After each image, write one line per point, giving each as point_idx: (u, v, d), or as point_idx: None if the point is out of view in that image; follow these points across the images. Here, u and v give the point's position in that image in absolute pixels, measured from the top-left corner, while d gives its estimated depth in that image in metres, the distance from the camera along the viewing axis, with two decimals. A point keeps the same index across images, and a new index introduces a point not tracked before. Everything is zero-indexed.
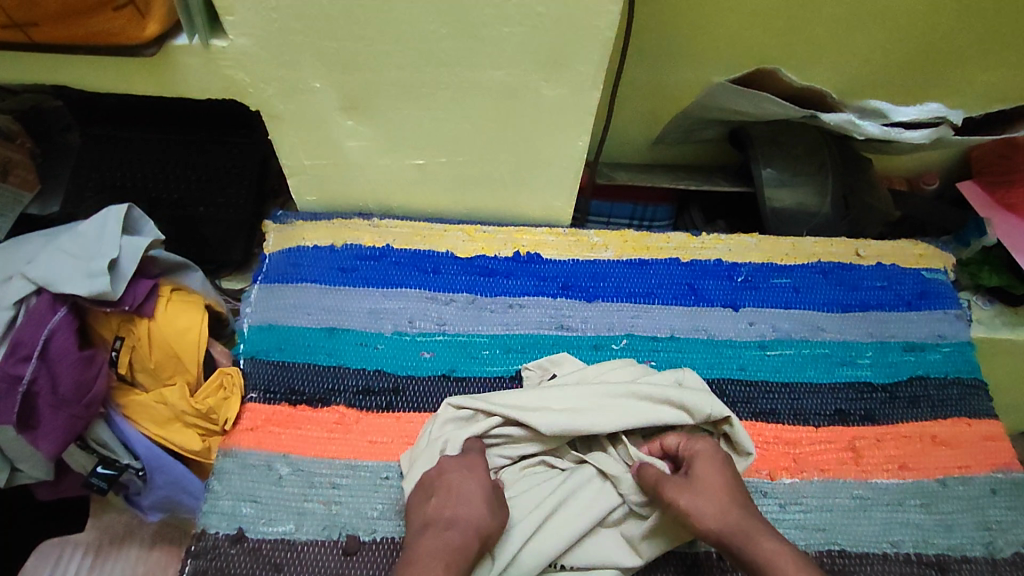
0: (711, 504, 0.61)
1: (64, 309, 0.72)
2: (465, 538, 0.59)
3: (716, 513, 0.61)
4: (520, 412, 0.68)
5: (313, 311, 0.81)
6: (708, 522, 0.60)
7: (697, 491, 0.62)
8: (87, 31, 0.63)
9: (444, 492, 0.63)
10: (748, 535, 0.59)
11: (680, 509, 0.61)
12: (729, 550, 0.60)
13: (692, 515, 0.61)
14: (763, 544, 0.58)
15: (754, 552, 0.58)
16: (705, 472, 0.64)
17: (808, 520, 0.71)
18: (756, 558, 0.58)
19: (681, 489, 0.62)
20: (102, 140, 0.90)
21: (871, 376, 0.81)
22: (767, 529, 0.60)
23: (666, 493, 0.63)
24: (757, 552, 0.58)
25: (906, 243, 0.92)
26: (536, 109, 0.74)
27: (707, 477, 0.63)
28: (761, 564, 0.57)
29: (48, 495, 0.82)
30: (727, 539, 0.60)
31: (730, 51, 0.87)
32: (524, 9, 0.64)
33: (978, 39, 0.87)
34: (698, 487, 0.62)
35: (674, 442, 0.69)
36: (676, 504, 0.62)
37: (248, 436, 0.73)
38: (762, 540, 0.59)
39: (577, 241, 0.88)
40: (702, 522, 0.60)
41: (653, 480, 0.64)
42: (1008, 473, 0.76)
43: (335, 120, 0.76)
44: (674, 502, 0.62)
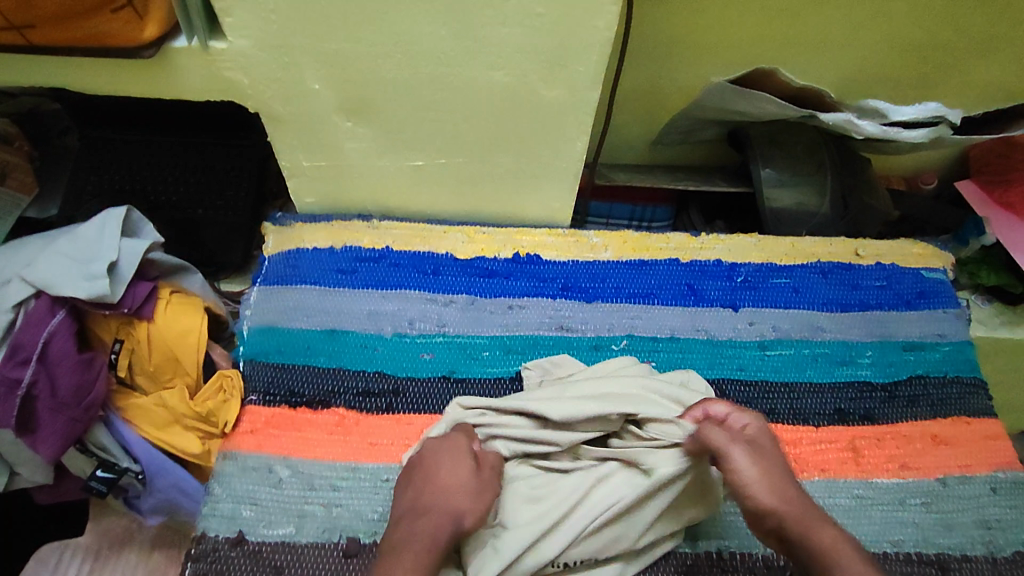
0: (774, 484, 0.60)
1: (64, 312, 0.71)
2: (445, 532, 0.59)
3: (779, 493, 0.59)
4: (536, 404, 0.68)
5: (313, 313, 0.81)
6: (770, 499, 0.59)
7: (764, 469, 0.60)
8: (85, 32, 0.63)
9: (422, 482, 0.63)
10: (809, 524, 0.57)
11: (743, 479, 0.60)
12: (783, 536, 0.58)
13: (753, 489, 0.59)
14: (824, 535, 0.57)
15: (813, 541, 0.56)
16: (771, 452, 0.62)
17: None
18: (814, 549, 0.56)
19: (749, 460, 0.60)
20: (101, 142, 0.90)
21: (870, 375, 0.81)
22: (828, 522, 0.58)
23: (736, 458, 0.60)
24: (818, 544, 0.56)
25: (905, 242, 0.93)
26: (535, 109, 0.74)
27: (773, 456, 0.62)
28: (821, 555, 0.56)
29: (47, 498, 0.82)
30: (785, 523, 0.58)
31: (729, 51, 0.87)
32: (523, 10, 0.64)
33: (975, 39, 0.87)
34: (764, 464, 0.61)
35: (722, 410, 0.66)
36: (740, 473, 0.60)
37: (248, 439, 0.73)
38: (823, 531, 0.57)
39: (576, 241, 0.88)
40: (764, 497, 0.59)
41: (722, 441, 0.61)
42: (1008, 472, 0.76)
43: (334, 121, 0.76)
44: (738, 474, 0.60)
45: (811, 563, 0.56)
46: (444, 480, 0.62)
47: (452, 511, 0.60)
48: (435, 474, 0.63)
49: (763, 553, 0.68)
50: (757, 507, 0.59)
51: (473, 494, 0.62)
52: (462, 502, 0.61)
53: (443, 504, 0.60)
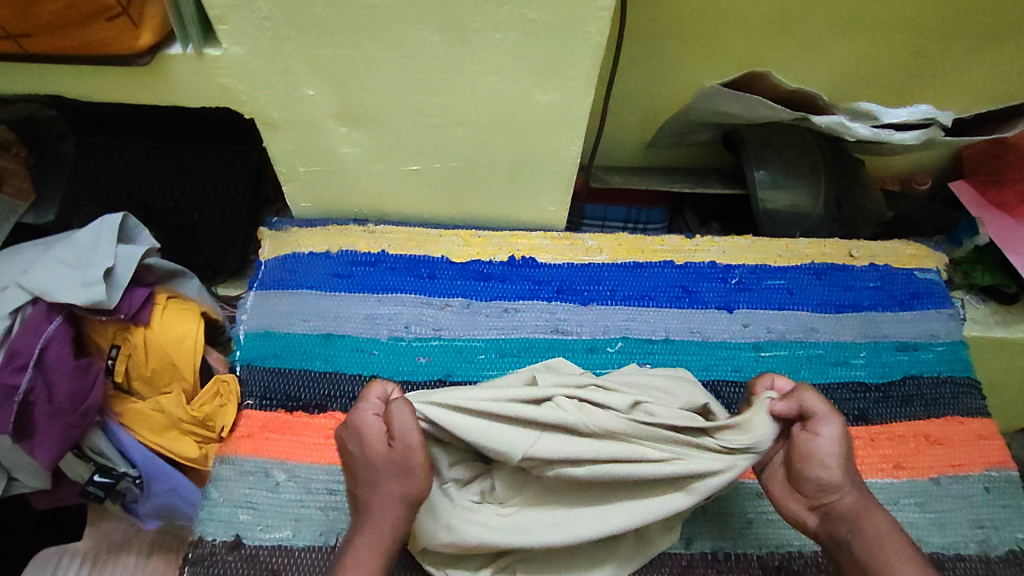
0: (850, 462, 0.59)
1: (60, 318, 0.72)
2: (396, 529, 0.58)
3: (850, 472, 0.59)
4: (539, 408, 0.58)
5: (310, 317, 0.81)
6: (840, 476, 0.58)
7: (846, 446, 0.59)
8: (80, 41, 0.63)
9: (356, 471, 0.60)
10: (865, 510, 0.59)
11: (827, 451, 0.58)
12: (836, 512, 0.59)
13: (831, 465, 0.58)
14: (874, 525, 0.58)
15: (864, 530, 0.58)
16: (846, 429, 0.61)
17: None
18: (862, 535, 0.58)
19: (837, 435, 0.58)
20: (98, 148, 0.91)
21: (864, 376, 0.81)
22: (877, 507, 0.60)
23: (828, 432, 0.58)
24: (868, 530, 0.58)
25: (898, 243, 0.93)
26: (529, 115, 0.75)
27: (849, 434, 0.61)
28: (868, 540, 0.58)
29: (45, 503, 0.82)
30: (842, 501, 0.58)
31: (722, 54, 0.88)
32: (516, 15, 0.64)
33: (965, 42, 0.88)
34: (848, 444, 0.59)
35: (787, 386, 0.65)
36: (825, 447, 0.58)
37: (244, 443, 0.73)
38: (875, 518, 0.58)
39: (571, 244, 0.88)
40: (838, 472, 0.58)
41: (823, 412, 0.59)
42: (1001, 471, 0.77)
43: (330, 127, 0.76)
44: (820, 446, 0.58)
45: (859, 544, 0.58)
46: (366, 469, 0.58)
47: (387, 498, 0.57)
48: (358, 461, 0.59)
49: (758, 553, 0.69)
50: (828, 480, 0.58)
51: (396, 477, 0.57)
52: (392, 487, 0.57)
53: (377, 492, 0.58)
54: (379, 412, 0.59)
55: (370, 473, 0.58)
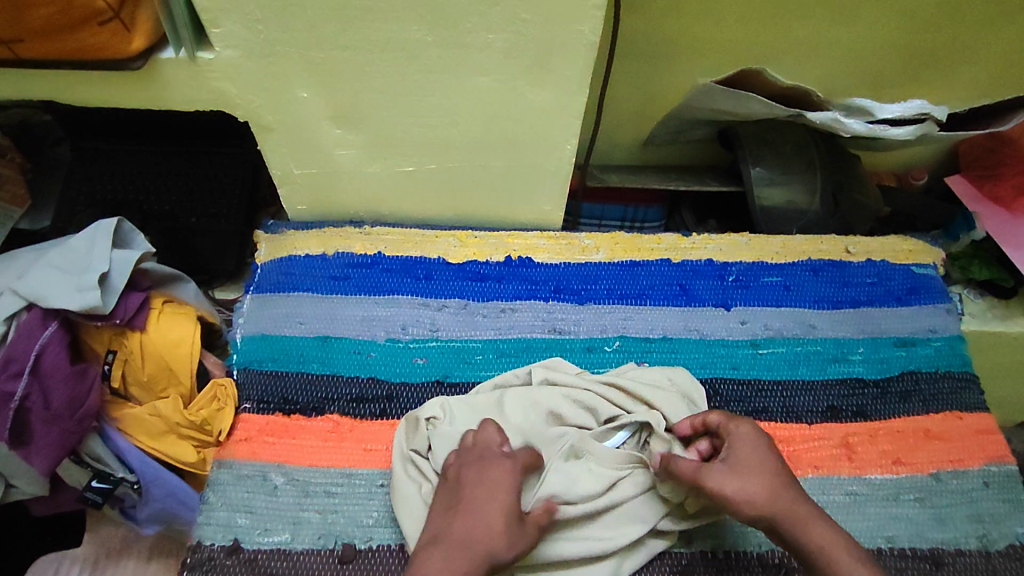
0: (758, 488, 0.60)
1: (55, 324, 0.71)
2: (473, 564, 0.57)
3: (760, 500, 0.60)
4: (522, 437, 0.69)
5: (306, 320, 0.81)
6: (754, 510, 0.60)
7: (741, 479, 0.61)
8: (71, 46, 0.63)
9: (461, 513, 0.60)
10: (802, 521, 0.59)
11: (726, 498, 0.60)
12: (777, 532, 0.60)
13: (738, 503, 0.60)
14: (814, 534, 0.58)
15: (803, 538, 0.59)
16: (748, 459, 0.62)
17: None
18: (803, 547, 0.58)
19: (722, 477, 0.60)
20: (93, 154, 0.90)
21: (862, 371, 0.81)
22: (820, 515, 0.60)
23: (710, 483, 0.61)
24: (809, 541, 0.58)
25: (895, 238, 0.93)
26: (523, 114, 0.75)
27: (747, 464, 0.62)
28: (810, 551, 0.58)
29: (44, 510, 0.82)
30: (775, 524, 0.60)
31: (716, 51, 0.88)
32: (509, 15, 0.64)
33: (960, 36, 0.88)
34: (741, 474, 0.61)
35: (715, 421, 0.67)
36: (723, 493, 0.60)
37: (243, 447, 0.73)
38: (814, 529, 0.59)
39: (568, 244, 0.88)
40: (748, 509, 0.60)
41: (692, 471, 0.62)
42: (1001, 466, 0.76)
43: (324, 129, 0.76)
44: (718, 491, 0.60)
45: (810, 559, 0.58)
46: (483, 514, 0.60)
47: (488, 549, 0.58)
48: (473, 506, 0.60)
49: (759, 551, 0.68)
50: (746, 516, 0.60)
51: (513, 537, 0.59)
52: (500, 543, 0.58)
53: (480, 540, 0.58)
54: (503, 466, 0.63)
55: (485, 518, 0.59)
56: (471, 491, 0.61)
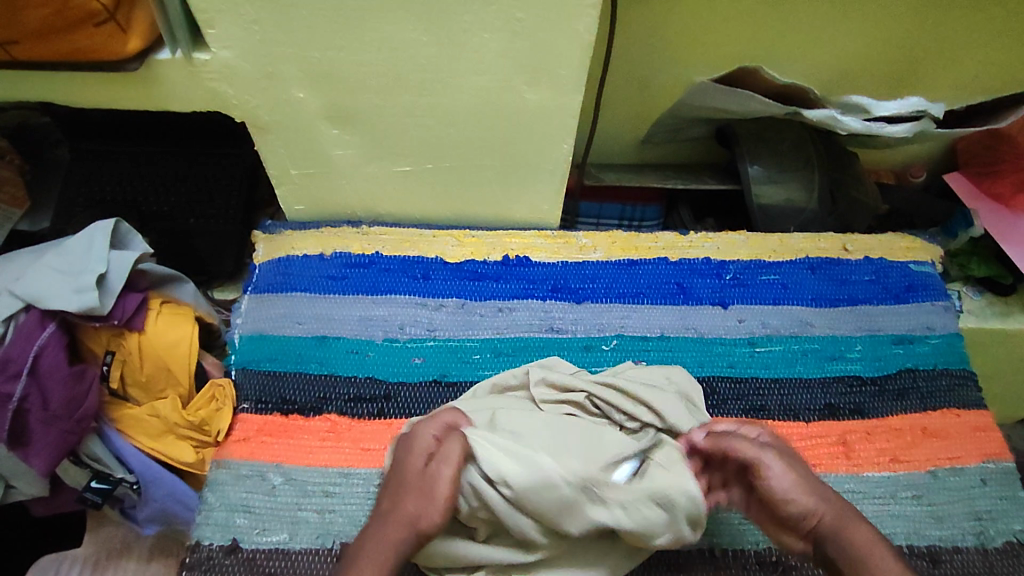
0: (810, 486, 0.61)
1: (53, 325, 0.72)
2: (398, 531, 0.59)
3: (816, 497, 0.60)
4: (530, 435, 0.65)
5: (304, 320, 0.81)
6: (808, 504, 0.59)
7: (798, 476, 0.61)
8: (67, 48, 0.63)
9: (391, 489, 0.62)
10: (846, 522, 0.59)
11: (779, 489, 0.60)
12: (817, 533, 0.59)
13: (794, 498, 0.59)
14: (857, 534, 0.58)
15: (847, 536, 0.58)
16: (797, 460, 0.63)
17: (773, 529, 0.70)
18: (852, 546, 0.58)
19: (783, 467, 0.61)
20: (92, 154, 0.90)
21: (860, 369, 0.81)
22: (858, 519, 0.60)
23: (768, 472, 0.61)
24: (854, 538, 0.58)
25: (893, 235, 0.93)
26: (520, 113, 0.75)
27: (800, 463, 0.63)
28: (858, 552, 0.57)
29: (44, 510, 0.82)
30: (819, 523, 0.59)
31: (713, 50, 0.88)
32: (504, 14, 0.64)
33: (957, 34, 0.88)
34: (794, 467, 0.62)
35: (725, 428, 0.67)
36: (776, 485, 0.60)
37: (241, 447, 0.73)
38: (858, 530, 0.59)
39: (565, 243, 0.88)
40: (802, 502, 0.59)
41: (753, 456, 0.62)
42: (999, 463, 0.76)
43: (321, 129, 0.76)
44: (775, 483, 0.60)
45: (851, 557, 0.57)
46: (403, 485, 0.61)
47: (406, 515, 0.59)
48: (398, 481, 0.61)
49: (756, 548, 0.69)
50: (794, 511, 0.59)
51: (421, 495, 0.60)
52: (409, 504, 0.59)
53: (397, 508, 0.60)
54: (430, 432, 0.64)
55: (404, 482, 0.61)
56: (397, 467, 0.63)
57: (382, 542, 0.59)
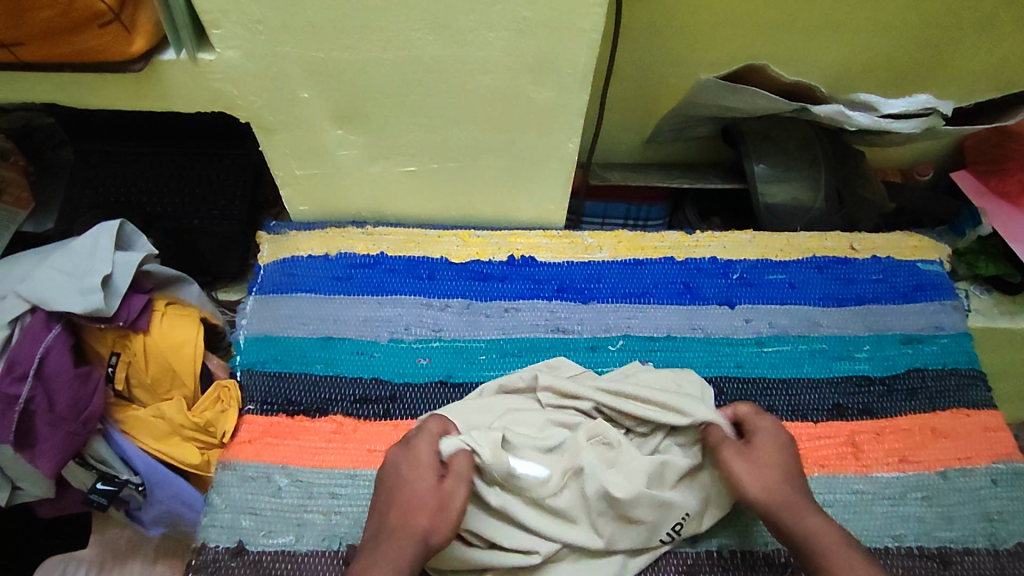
0: (764, 475, 0.63)
1: (59, 327, 0.71)
2: (401, 547, 0.58)
3: (767, 487, 0.62)
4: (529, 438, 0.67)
5: (309, 321, 0.81)
6: (757, 493, 0.62)
7: (755, 467, 0.64)
8: (72, 49, 0.63)
9: (389, 496, 0.62)
10: (799, 512, 0.61)
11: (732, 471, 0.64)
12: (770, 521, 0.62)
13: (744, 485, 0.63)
14: (808, 522, 0.60)
15: (800, 527, 0.60)
16: (767, 448, 0.65)
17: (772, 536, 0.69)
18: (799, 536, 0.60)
19: (739, 459, 0.64)
20: (97, 154, 0.91)
21: (868, 369, 0.81)
22: (814, 508, 0.62)
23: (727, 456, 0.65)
24: (804, 527, 0.60)
25: (900, 234, 0.92)
26: (525, 113, 0.75)
27: (764, 451, 0.65)
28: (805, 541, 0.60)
29: (49, 512, 0.82)
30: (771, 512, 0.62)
31: (718, 47, 0.87)
32: (510, 13, 0.64)
33: (964, 31, 0.87)
34: (754, 456, 0.65)
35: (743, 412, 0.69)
36: (731, 469, 0.64)
37: (246, 448, 0.73)
38: (808, 518, 0.61)
39: (570, 242, 0.88)
40: (751, 489, 0.63)
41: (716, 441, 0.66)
42: (1009, 463, 0.76)
43: (326, 129, 0.76)
44: (729, 471, 0.64)
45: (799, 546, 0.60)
46: (408, 499, 0.60)
47: (416, 530, 0.58)
48: (401, 487, 0.61)
49: (765, 550, 0.68)
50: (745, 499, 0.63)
51: (433, 511, 0.59)
52: (420, 521, 0.59)
53: (405, 523, 0.59)
54: (429, 442, 0.63)
55: (411, 500, 0.60)
56: (396, 475, 0.62)
57: (390, 555, 0.57)
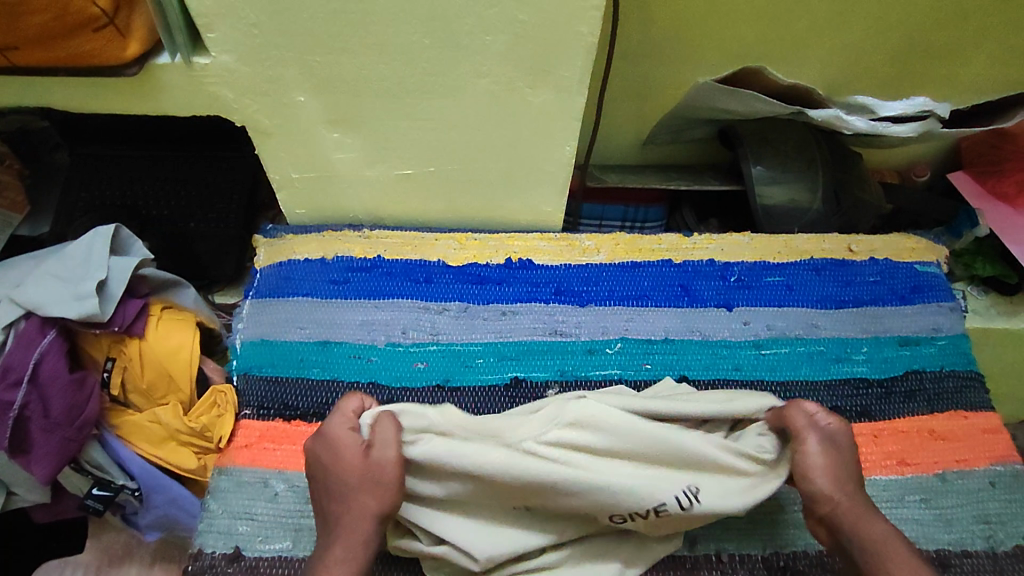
0: (842, 475, 0.60)
1: (53, 332, 0.71)
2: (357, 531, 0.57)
3: (843, 487, 0.60)
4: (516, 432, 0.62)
5: (306, 325, 0.80)
6: (828, 487, 0.60)
7: (834, 462, 0.60)
8: (66, 53, 0.62)
9: (325, 487, 0.60)
10: (861, 515, 0.59)
11: (808, 464, 0.60)
12: (834, 524, 0.60)
13: (817, 477, 0.60)
14: (872, 529, 0.58)
15: (866, 531, 0.58)
16: (844, 446, 0.62)
17: (774, 537, 0.69)
18: (862, 538, 0.58)
19: (823, 450, 0.60)
20: (91, 158, 0.90)
21: (866, 371, 0.81)
22: (877, 513, 0.60)
23: (807, 448, 0.61)
24: (866, 534, 0.58)
25: (898, 236, 0.92)
26: (522, 115, 0.74)
27: (846, 452, 0.61)
28: (866, 545, 0.58)
29: (44, 518, 0.82)
30: (834, 520, 0.59)
31: (716, 50, 0.87)
32: (507, 17, 0.64)
33: (961, 32, 0.87)
34: (836, 456, 0.61)
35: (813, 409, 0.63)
36: (806, 462, 0.60)
37: (243, 454, 0.73)
38: (873, 524, 0.59)
39: (568, 245, 0.88)
40: (824, 485, 0.60)
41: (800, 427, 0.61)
42: (1007, 465, 0.76)
43: (322, 132, 0.76)
44: (805, 460, 0.60)
45: (862, 555, 0.58)
46: (342, 483, 0.59)
47: (364, 513, 0.57)
48: (332, 474, 0.60)
49: (763, 554, 0.68)
50: (812, 491, 0.60)
51: (371, 490, 0.58)
52: (366, 503, 0.57)
53: (348, 505, 0.58)
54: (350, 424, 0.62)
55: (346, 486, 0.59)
56: (321, 462, 0.61)
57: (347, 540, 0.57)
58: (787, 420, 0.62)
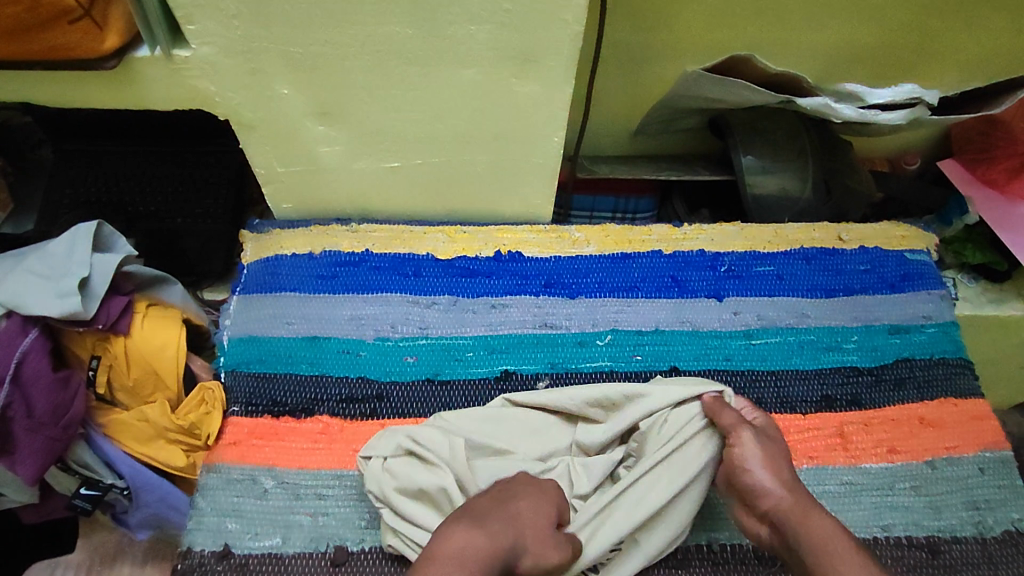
0: (778, 470, 0.62)
1: (36, 331, 0.70)
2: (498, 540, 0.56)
3: (781, 480, 0.62)
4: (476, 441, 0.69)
5: (294, 321, 0.80)
6: (770, 482, 0.61)
7: (769, 456, 0.63)
8: (42, 46, 0.61)
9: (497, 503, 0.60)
10: (805, 511, 0.60)
11: (744, 459, 0.63)
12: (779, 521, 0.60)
13: (753, 474, 0.62)
14: (816, 523, 0.59)
15: (809, 527, 0.59)
16: (773, 450, 0.64)
17: None
18: (807, 534, 0.58)
19: (756, 440, 0.64)
20: (75, 155, 0.89)
21: (857, 360, 0.80)
22: (820, 512, 0.61)
23: (739, 441, 0.64)
24: (809, 530, 0.58)
25: (888, 225, 0.92)
26: (509, 106, 0.74)
27: (780, 448, 0.64)
28: (814, 540, 0.58)
29: (32, 517, 0.81)
30: (777, 516, 0.60)
31: (704, 38, 0.87)
32: (490, 6, 0.63)
33: (949, 18, 0.87)
34: (771, 450, 0.64)
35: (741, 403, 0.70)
36: (743, 456, 0.63)
37: (231, 450, 0.72)
38: (818, 520, 0.59)
39: (557, 237, 0.87)
40: (763, 480, 0.62)
41: (732, 423, 0.65)
42: (996, 452, 0.76)
43: (307, 125, 0.75)
44: (742, 453, 0.63)
45: (808, 550, 0.58)
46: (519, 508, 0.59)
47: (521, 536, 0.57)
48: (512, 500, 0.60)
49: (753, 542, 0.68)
50: (756, 484, 0.62)
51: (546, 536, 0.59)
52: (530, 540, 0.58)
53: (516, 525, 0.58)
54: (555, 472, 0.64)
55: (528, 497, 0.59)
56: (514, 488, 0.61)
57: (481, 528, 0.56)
58: (720, 417, 0.66)
